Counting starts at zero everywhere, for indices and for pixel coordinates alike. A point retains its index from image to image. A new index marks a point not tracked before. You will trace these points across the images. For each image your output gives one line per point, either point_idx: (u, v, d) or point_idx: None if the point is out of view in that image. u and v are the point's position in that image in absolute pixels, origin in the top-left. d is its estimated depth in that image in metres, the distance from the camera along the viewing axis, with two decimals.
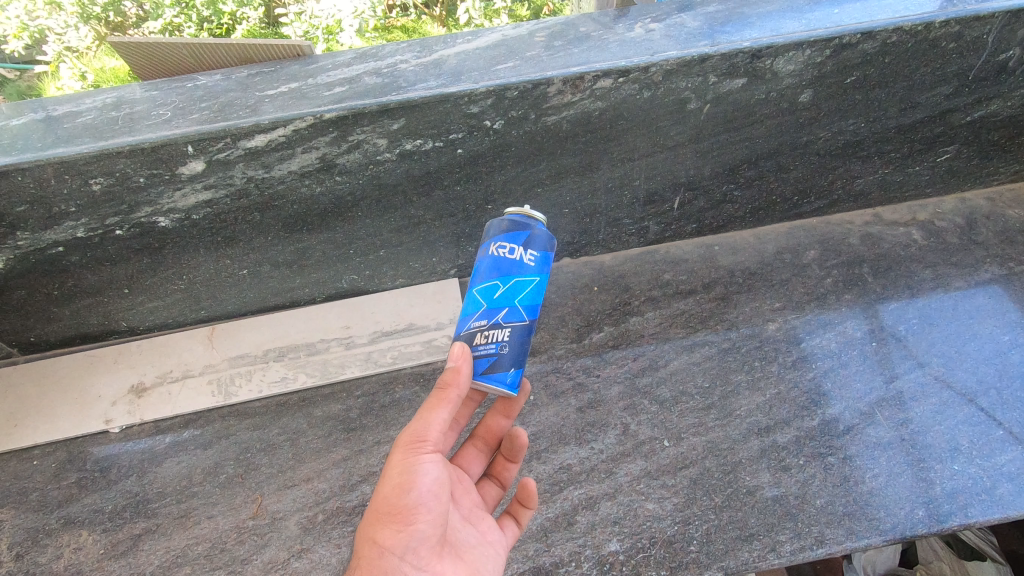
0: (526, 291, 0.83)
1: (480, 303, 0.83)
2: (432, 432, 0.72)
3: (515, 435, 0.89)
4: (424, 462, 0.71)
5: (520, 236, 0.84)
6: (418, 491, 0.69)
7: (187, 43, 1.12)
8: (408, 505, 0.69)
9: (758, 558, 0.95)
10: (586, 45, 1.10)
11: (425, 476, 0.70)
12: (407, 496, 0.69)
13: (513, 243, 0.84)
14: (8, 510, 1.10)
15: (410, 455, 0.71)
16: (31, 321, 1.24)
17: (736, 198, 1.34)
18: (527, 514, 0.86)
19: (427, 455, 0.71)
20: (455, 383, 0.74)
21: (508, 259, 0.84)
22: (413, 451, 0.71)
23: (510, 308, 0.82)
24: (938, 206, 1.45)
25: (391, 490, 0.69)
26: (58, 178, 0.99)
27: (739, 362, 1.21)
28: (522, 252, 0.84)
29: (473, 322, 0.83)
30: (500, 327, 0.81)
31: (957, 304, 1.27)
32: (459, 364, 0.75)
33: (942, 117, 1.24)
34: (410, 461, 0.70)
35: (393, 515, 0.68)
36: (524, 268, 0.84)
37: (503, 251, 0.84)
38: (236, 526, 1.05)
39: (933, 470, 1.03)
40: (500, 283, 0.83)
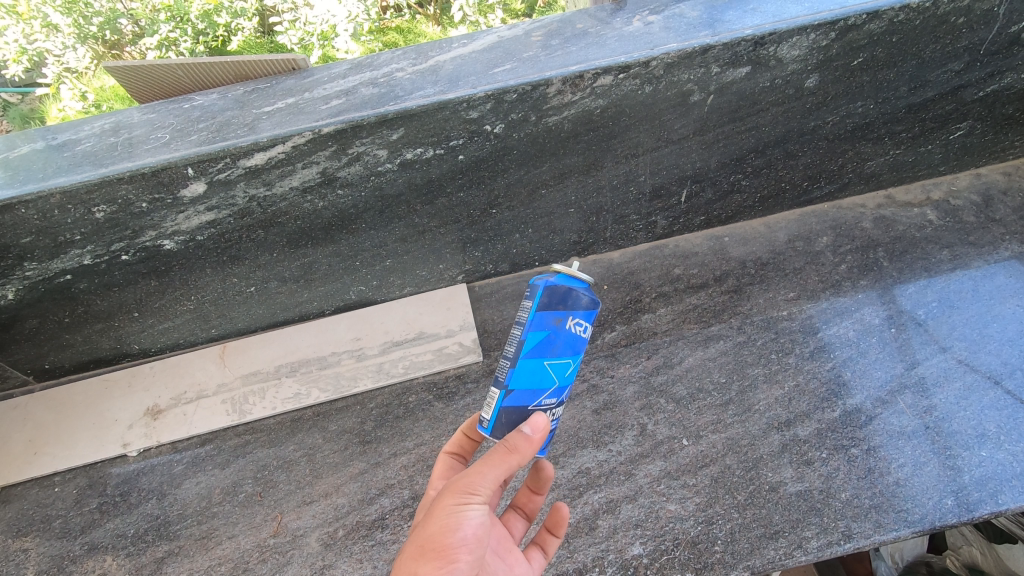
0: (579, 363, 0.81)
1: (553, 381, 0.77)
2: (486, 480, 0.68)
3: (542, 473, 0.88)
4: (476, 507, 0.67)
5: (591, 313, 0.78)
6: (463, 533, 0.65)
7: (182, 63, 1.12)
8: (452, 545, 0.64)
9: (784, 555, 0.93)
10: (585, 42, 1.08)
11: (472, 519, 0.66)
12: (451, 536, 0.65)
13: (583, 319, 0.78)
14: (33, 538, 1.11)
15: (461, 499, 0.67)
16: (44, 349, 1.25)
17: (744, 187, 1.32)
18: (553, 542, 0.88)
19: (478, 501, 0.67)
20: (521, 449, 0.71)
21: (581, 336, 0.78)
22: (463, 493, 0.67)
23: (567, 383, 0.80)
24: (952, 183, 1.42)
25: (435, 528, 0.65)
26: (62, 208, 0.99)
27: (755, 355, 1.19)
28: (590, 328, 0.79)
29: (544, 399, 0.78)
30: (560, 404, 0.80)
31: (977, 285, 1.24)
32: (536, 433, 0.72)
33: (954, 94, 1.21)
34: (459, 505, 0.66)
35: (436, 553, 0.64)
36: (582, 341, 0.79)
37: (578, 327, 0.77)
38: (258, 545, 1.05)
39: (961, 458, 1.01)
40: (572, 361, 0.78)
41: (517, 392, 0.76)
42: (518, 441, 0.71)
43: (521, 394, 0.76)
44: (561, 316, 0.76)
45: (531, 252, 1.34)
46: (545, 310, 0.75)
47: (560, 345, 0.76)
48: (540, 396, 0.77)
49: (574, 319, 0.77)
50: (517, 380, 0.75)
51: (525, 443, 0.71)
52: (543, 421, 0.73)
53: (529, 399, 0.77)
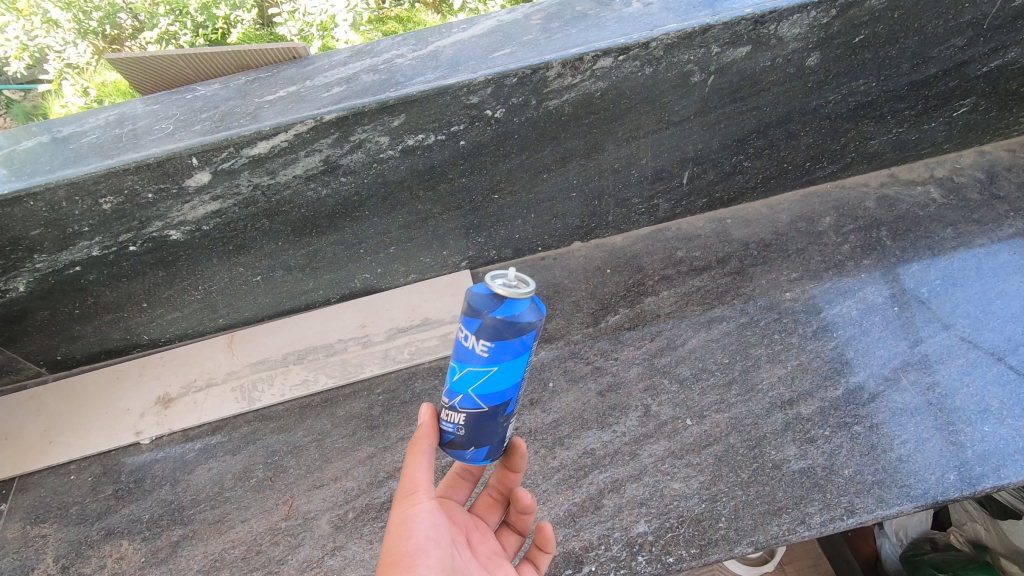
0: (482, 381, 0.72)
1: None
2: (420, 481, 0.74)
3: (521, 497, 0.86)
4: (420, 508, 0.72)
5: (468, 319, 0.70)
6: (417, 537, 0.70)
7: (183, 54, 1.12)
8: (408, 551, 0.69)
9: (788, 531, 0.95)
10: (584, 25, 1.08)
11: (422, 522, 0.71)
12: (406, 542, 0.69)
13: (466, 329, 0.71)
14: (51, 524, 1.13)
15: (405, 507, 0.72)
16: (56, 340, 1.26)
17: (746, 169, 1.32)
18: (545, 558, 0.88)
19: (421, 502, 0.73)
20: (425, 434, 0.77)
21: (465, 346, 0.72)
22: (405, 500, 0.73)
23: (462, 395, 0.73)
24: (956, 161, 1.41)
25: (391, 542, 0.70)
26: (70, 200, 1.00)
27: (758, 336, 1.19)
28: (475, 339, 0.70)
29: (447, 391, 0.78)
30: (455, 410, 0.75)
31: (981, 262, 1.24)
32: (428, 418, 0.78)
33: (957, 70, 1.20)
34: (405, 513, 0.72)
35: (396, 564, 0.68)
36: (475, 358, 0.71)
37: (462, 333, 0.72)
38: (270, 528, 1.07)
39: (964, 433, 1.02)
40: (459, 366, 0.73)
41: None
42: (421, 429, 0.77)
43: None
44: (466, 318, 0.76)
45: (534, 237, 1.35)
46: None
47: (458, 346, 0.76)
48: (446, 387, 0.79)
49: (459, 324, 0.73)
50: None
51: (428, 429, 0.77)
52: (426, 405, 0.79)
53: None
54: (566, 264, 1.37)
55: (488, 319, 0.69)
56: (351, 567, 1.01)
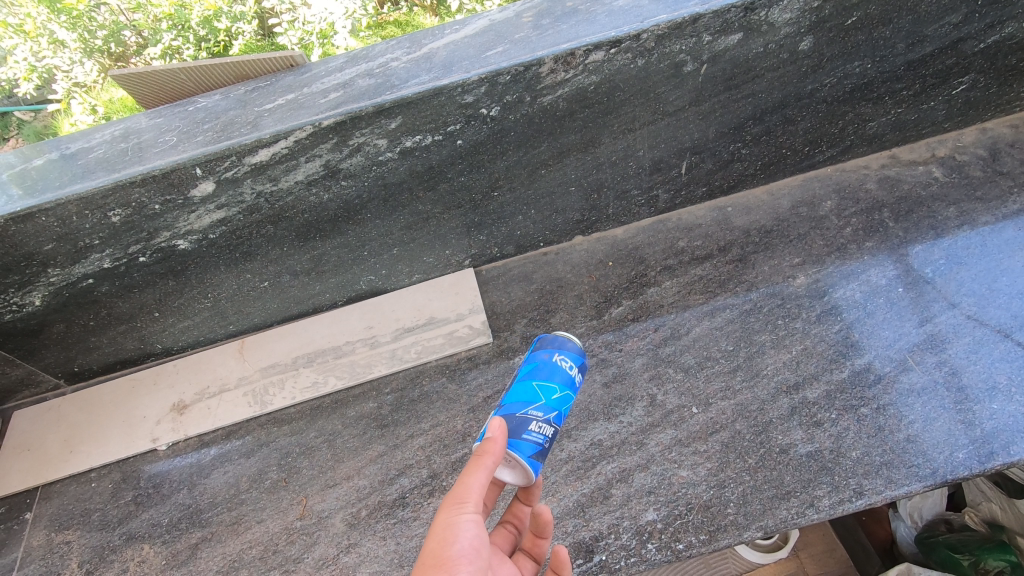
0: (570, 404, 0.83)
1: (536, 396, 0.80)
2: (473, 491, 0.67)
3: (540, 515, 0.82)
4: (469, 517, 0.66)
5: (579, 355, 0.85)
6: (461, 544, 0.64)
7: (184, 67, 1.15)
8: (453, 556, 0.63)
9: (797, 514, 0.95)
10: (575, 20, 1.08)
11: (468, 531, 0.65)
12: (450, 547, 0.64)
13: (572, 360, 0.84)
14: (74, 531, 1.16)
15: (454, 512, 0.66)
16: (73, 352, 1.30)
17: (744, 156, 1.32)
18: None
19: (471, 513, 0.66)
20: (492, 450, 0.71)
21: (569, 373, 0.83)
22: (454, 506, 0.66)
23: (559, 411, 0.80)
24: (958, 140, 1.40)
25: (434, 544, 0.64)
26: (80, 214, 1.03)
27: (762, 322, 1.19)
28: (577, 370, 0.85)
29: (530, 411, 0.79)
30: (548, 423, 0.79)
31: (985, 240, 1.23)
32: (497, 434, 0.72)
33: (954, 47, 1.19)
34: (453, 518, 0.66)
35: (439, 567, 0.62)
36: (571, 384, 0.83)
37: (565, 362, 0.84)
38: (285, 528, 1.09)
39: (972, 412, 1.01)
40: (562, 389, 0.81)
41: (508, 406, 0.80)
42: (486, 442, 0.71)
43: (510, 406, 0.80)
44: (549, 352, 0.85)
45: (535, 233, 1.36)
46: (538, 349, 0.87)
47: (546, 373, 0.82)
48: (525, 407, 0.79)
49: (560, 354, 0.85)
50: (511, 397, 0.81)
51: (495, 445, 0.71)
52: (497, 418, 0.74)
53: (516, 411, 0.79)
54: (569, 259, 1.39)
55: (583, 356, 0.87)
56: (366, 563, 1.02)
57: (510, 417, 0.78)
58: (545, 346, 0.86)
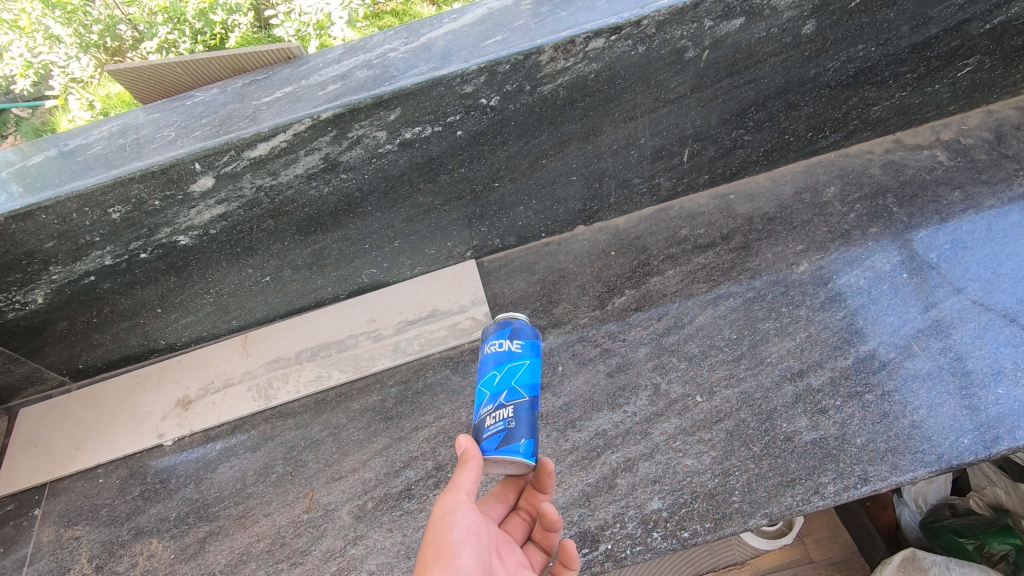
0: (520, 372, 0.82)
1: (484, 394, 0.81)
2: (467, 481, 0.68)
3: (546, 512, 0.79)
4: (465, 505, 0.67)
5: (505, 329, 0.87)
6: (459, 531, 0.65)
7: (181, 61, 1.13)
8: (451, 543, 0.64)
9: (802, 501, 0.95)
10: (574, 7, 1.07)
11: (464, 518, 0.66)
12: (448, 534, 0.64)
13: (501, 338, 0.86)
14: (83, 526, 1.17)
15: (450, 501, 0.67)
16: (77, 349, 1.30)
17: (747, 143, 1.31)
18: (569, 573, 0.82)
19: (466, 501, 0.67)
20: (472, 451, 0.71)
21: (503, 352, 0.84)
22: (449, 497, 0.67)
23: (509, 390, 0.79)
24: (963, 123, 1.39)
25: (433, 534, 0.65)
26: (80, 211, 1.02)
27: (765, 310, 1.19)
28: (511, 342, 0.85)
29: (483, 409, 0.79)
30: (502, 405, 0.77)
31: (991, 224, 1.22)
32: (468, 445, 0.72)
33: (959, 29, 1.18)
34: (450, 506, 0.66)
35: (439, 553, 0.62)
36: (512, 355, 0.83)
37: (496, 346, 0.85)
38: (292, 521, 1.10)
39: (977, 396, 1.01)
40: (499, 369, 0.82)
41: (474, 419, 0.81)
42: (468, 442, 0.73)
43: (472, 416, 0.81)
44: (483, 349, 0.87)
45: (537, 223, 1.35)
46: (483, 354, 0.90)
47: (484, 368, 0.84)
48: (478, 410, 0.80)
49: (488, 343, 0.86)
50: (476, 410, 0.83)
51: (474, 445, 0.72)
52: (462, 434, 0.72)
53: (474, 418, 0.80)
54: (571, 249, 1.38)
55: (519, 325, 0.87)
56: (373, 554, 1.03)
57: (473, 426, 0.79)
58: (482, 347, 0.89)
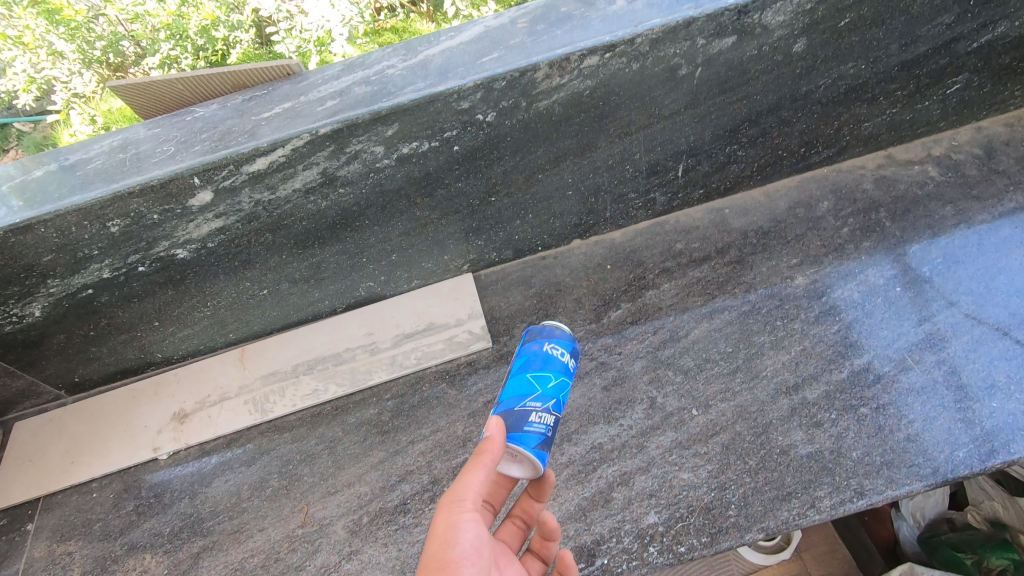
0: (569, 390, 0.82)
1: (533, 388, 0.78)
2: (473, 491, 0.67)
3: (545, 521, 0.82)
4: (468, 516, 0.65)
5: (567, 340, 0.85)
6: (462, 547, 0.64)
7: (181, 77, 1.14)
8: (453, 559, 0.63)
9: (798, 516, 0.95)
10: (569, 25, 1.09)
11: (469, 532, 0.65)
12: (451, 550, 0.63)
13: (561, 347, 0.83)
14: (76, 542, 1.16)
15: (454, 511, 0.65)
16: (73, 362, 1.30)
17: (740, 158, 1.32)
18: None
19: (470, 512, 0.66)
20: (490, 447, 0.69)
21: (560, 359, 0.82)
22: (453, 506, 0.66)
23: (557, 399, 0.78)
24: (953, 139, 1.41)
25: (436, 546, 0.64)
26: (79, 225, 1.03)
27: (761, 323, 1.20)
28: (568, 354, 0.83)
29: (529, 403, 0.77)
30: (548, 411, 0.77)
31: (982, 238, 1.23)
32: (495, 432, 0.71)
33: (947, 47, 1.20)
34: (454, 517, 0.65)
35: (439, 568, 0.62)
36: (565, 368, 0.82)
37: (553, 348, 0.82)
38: (287, 536, 1.09)
39: (972, 410, 1.01)
40: (557, 376, 0.80)
41: (507, 402, 0.78)
42: (487, 439, 0.70)
43: (510, 402, 0.78)
44: (538, 343, 0.83)
45: (533, 237, 1.36)
46: (527, 343, 0.85)
47: (539, 364, 0.81)
48: (523, 401, 0.77)
49: (548, 344, 0.83)
50: (508, 393, 0.80)
51: (491, 442, 0.70)
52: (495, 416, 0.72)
53: (516, 406, 0.77)
54: (567, 262, 1.39)
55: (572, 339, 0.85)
56: (368, 570, 1.03)
57: (513, 414, 0.76)
58: (532, 338, 0.85)
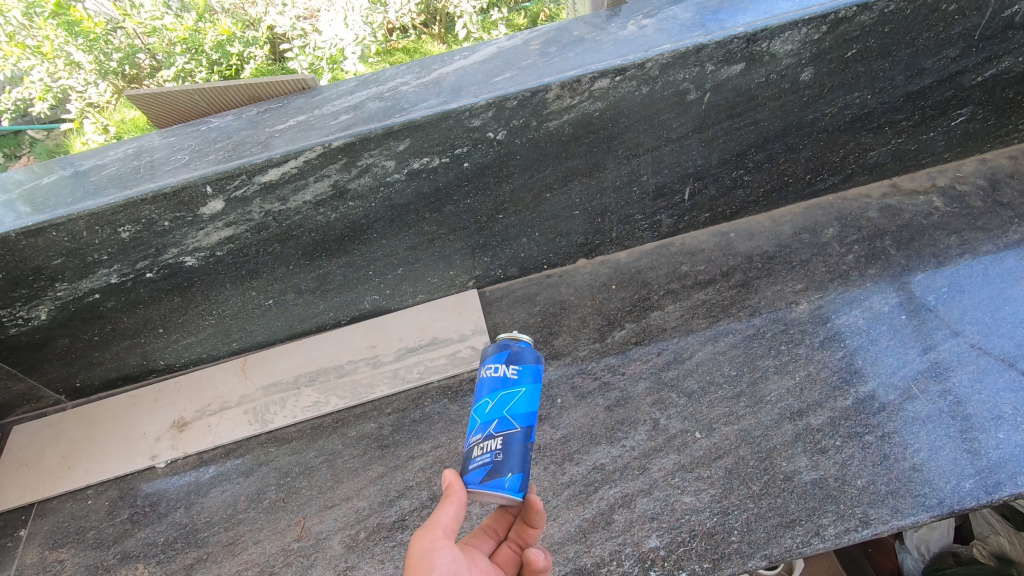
0: (514, 401, 0.80)
1: (476, 423, 0.81)
2: (444, 521, 0.66)
3: (533, 560, 0.70)
4: (441, 543, 0.63)
5: (504, 352, 0.85)
6: (438, 571, 0.61)
7: (199, 89, 1.17)
8: None
9: (802, 543, 0.93)
10: (581, 48, 1.11)
11: (442, 557, 0.62)
12: None
13: (497, 362, 0.84)
14: (68, 549, 1.15)
15: (427, 539, 0.64)
16: (75, 367, 1.30)
17: (747, 183, 1.33)
18: None
19: (441, 539, 0.64)
20: (454, 485, 0.70)
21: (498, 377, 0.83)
22: (424, 536, 0.64)
23: (499, 420, 0.79)
24: (958, 170, 1.42)
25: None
26: (90, 230, 1.04)
27: (765, 347, 1.19)
28: (506, 367, 0.83)
29: (473, 440, 0.79)
30: (490, 437, 0.77)
31: (987, 269, 1.23)
32: (454, 480, 0.70)
33: (952, 80, 1.22)
34: (429, 545, 0.63)
35: None
36: (508, 382, 0.82)
37: (491, 370, 0.84)
38: (282, 549, 1.08)
39: (978, 441, 1.00)
40: (491, 398, 0.81)
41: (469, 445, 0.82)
42: (449, 479, 0.70)
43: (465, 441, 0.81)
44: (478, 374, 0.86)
45: (539, 255, 1.37)
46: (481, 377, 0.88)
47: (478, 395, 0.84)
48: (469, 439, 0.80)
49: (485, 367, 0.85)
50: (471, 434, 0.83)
51: (449, 480, 0.70)
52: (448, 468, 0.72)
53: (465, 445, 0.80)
54: (572, 281, 1.39)
55: (518, 348, 0.85)
56: None
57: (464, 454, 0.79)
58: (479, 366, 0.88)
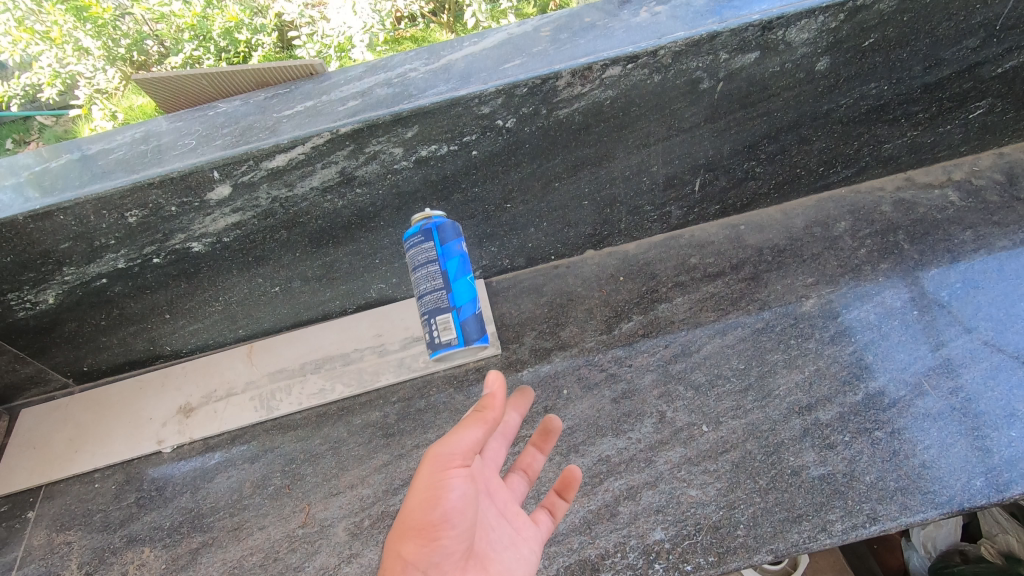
0: None
1: None
2: (460, 449, 0.68)
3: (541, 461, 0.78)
4: (454, 475, 0.67)
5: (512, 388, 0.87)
6: (446, 504, 0.66)
7: (206, 73, 1.15)
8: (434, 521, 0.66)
9: (809, 540, 0.93)
10: (593, 35, 1.09)
11: (451, 490, 0.67)
12: (431, 510, 0.66)
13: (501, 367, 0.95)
14: (76, 532, 1.15)
15: (440, 469, 0.67)
16: (83, 351, 1.30)
17: (758, 174, 1.31)
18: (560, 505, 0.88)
19: (458, 467, 0.68)
20: (491, 404, 0.71)
21: None
22: (444, 455, 0.67)
23: None
24: (975, 164, 1.39)
25: (417, 503, 0.66)
26: (98, 213, 1.04)
27: (774, 341, 1.18)
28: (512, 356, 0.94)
29: None
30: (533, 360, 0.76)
31: (1002, 265, 1.21)
32: (496, 388, 0.73)
33: (971, 71, 1.19)
34: (440, 474, 0.67)
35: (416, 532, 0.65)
36: None
37: None
38: (287, 535, 1.08)
39: (990, 438, 0.99)
40: None
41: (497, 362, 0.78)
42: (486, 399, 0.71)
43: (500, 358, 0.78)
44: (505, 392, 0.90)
45: (547, 245, 1.36)
46: None
47: None
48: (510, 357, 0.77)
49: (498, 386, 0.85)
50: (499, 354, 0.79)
51: (489, 400, 0.72)
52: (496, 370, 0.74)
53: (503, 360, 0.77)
54: (580, 273, 1.38)
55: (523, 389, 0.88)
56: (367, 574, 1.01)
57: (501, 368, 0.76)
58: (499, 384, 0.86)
